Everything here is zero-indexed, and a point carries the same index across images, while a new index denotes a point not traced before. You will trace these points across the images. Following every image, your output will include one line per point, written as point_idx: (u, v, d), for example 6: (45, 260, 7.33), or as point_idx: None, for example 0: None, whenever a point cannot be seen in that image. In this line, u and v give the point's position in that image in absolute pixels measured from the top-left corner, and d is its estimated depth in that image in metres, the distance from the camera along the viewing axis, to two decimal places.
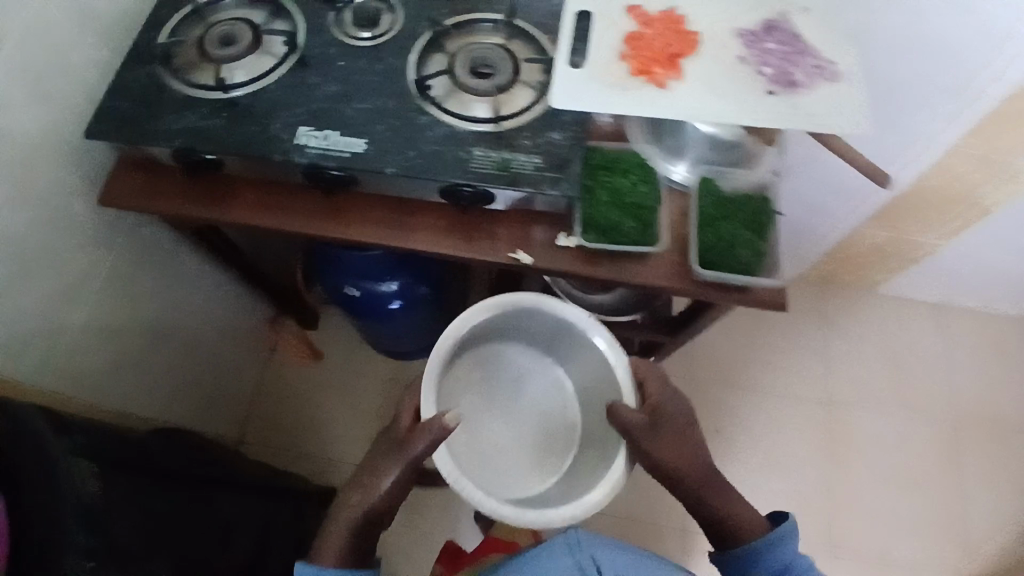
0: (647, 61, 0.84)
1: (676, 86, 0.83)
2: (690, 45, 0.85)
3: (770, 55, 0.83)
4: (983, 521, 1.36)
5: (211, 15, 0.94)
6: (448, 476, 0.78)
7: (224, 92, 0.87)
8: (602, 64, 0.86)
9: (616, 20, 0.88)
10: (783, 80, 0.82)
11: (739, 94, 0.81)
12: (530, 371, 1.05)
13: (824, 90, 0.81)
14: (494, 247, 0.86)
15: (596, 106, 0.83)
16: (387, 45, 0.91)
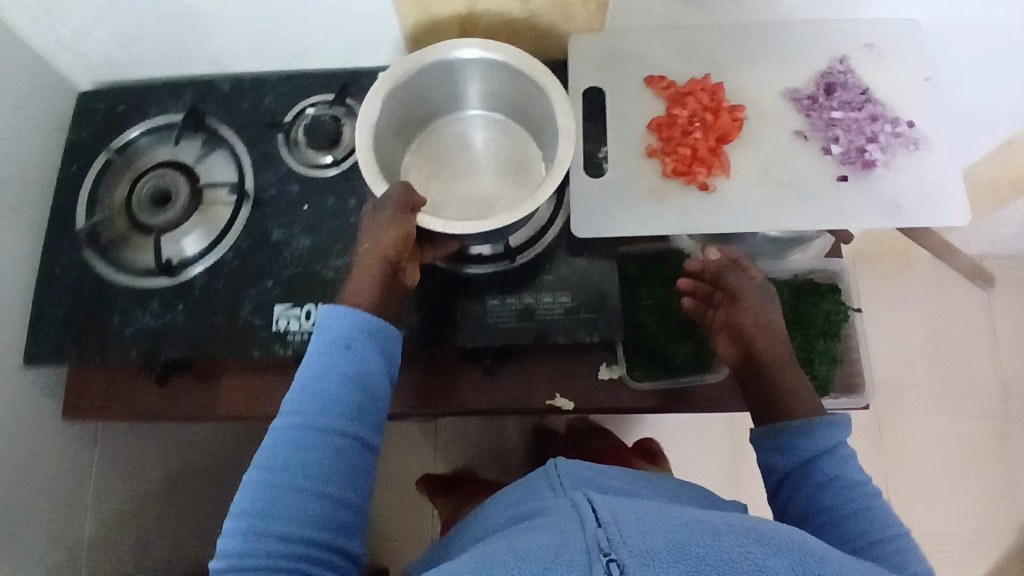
0: (683, 156, 0.69)
1: (724, 187, 0.68)
2: (733, 126, 0.68)
3: (835, 126, 0.68)
4: None
5: (134, 164, 0.77)
6: (440, 228, 0.63)
7: (176, 273, 0.72)
8: (625, 166, 0.71)
9: (636, 100, 0.72)
10: (856, 158, 0.67)
11: (802, 187, 0.67)
12: (470, 129, 0.82)
13: (908, 166, 0.67)
14: (530, 398, 0.73)
15: (631, 227, 0.69)
16: (357, 169, 0.75)
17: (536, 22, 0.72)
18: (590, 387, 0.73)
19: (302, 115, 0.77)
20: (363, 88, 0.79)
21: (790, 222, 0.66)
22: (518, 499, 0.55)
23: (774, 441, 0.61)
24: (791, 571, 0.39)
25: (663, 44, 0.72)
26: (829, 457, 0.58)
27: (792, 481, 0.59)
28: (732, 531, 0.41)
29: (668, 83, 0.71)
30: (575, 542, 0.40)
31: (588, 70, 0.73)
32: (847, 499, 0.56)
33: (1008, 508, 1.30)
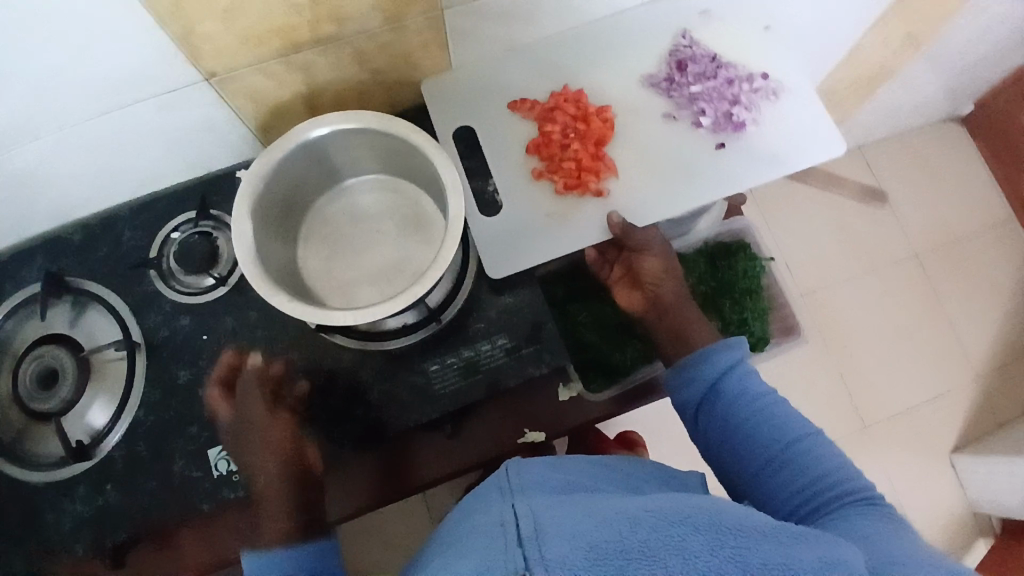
0: (573, 169, 0.72)
1: (617, 186, 0.72)
2: (608, 127, 0.72)
3: (699, 100, 0.74)
4: (977, 333, 1.35)
5: (3, 351, 0.70)
6: (353, 320, 0.57)
7: (90, 452, 0.66)
8: (522, 193, 0.73)
9: (508, 126, 0.74)
10: (725, 123, 0.73)
11: (690, 161, 0.72)
12: (350, 195, 0.72)
13: (771, 117, 0.74)
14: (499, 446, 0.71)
15: (550, 248, 0.71)
16: (245, 280, 0.70)
17: (383, 78, 0.71)
18: (553, 414, 0.72)
19: (168, 242, 0.72)
20: (225, 194, 0.74)
21: (690, 199, 0.71)
22: (467, 503, 0.54)
23: (681, 376, 0.65)
24: (708, 545, 0.42)
25: (512, 70, 0.75)
26: (730, 377, 0.63)
27: (705, 408, 0.63)
28: (653, 519, 0.44)
29: (533, 103, 0.74)
30: (497, 561, 0.42)
31: (450, 113, 0.74)
32: (752, 411, 0.61)
33: (960, 367, 1.33)
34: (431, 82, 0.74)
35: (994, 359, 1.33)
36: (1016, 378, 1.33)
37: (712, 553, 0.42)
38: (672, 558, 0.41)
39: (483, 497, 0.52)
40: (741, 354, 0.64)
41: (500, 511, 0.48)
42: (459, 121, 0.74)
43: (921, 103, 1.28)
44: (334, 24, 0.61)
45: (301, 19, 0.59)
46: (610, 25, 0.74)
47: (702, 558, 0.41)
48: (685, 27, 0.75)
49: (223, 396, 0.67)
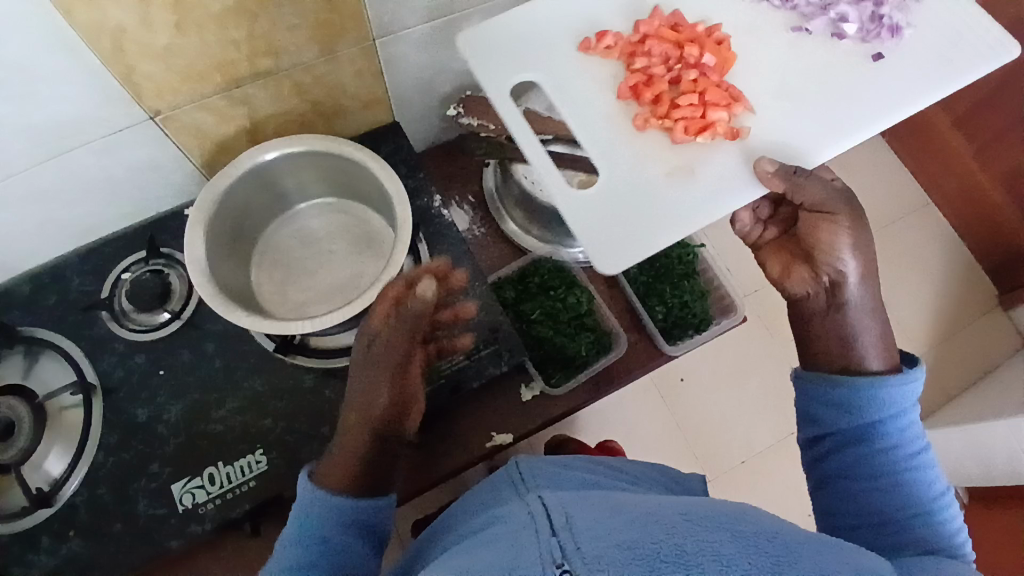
0: (694, 104, 0.65)
1: (750, 120, 0.66)
2: (727, 54, 0.67)
3: (835, 6, 0.69)
4: (911, 311, 1.43)
5: None
6: (313, 327, 0.59)
7: (50, 501, 0.65)
8: (625, 143, 0.66)
9: (591, 67, 0.69)
10: (877, 29, 0.68)
11: (828, 79, 0.67)
12: (299, 220, 0.75)
13: (919, 21, 0.69)
14: (470, 452, 0.74)
15: (666, 215, 0.63)
16: (199, 312, 0.71)
17: (322, 108, 0.75)
18: (517, 412, 0.75)
19: (118, 283, 0.73)
20: (174, 232, 0.76)
21: (841, 124, 0.65)
22: (482, 501, 0.57)
23: (824, 393, 0.54)
24: (746, 552, 0.40)
25: (561, 9, 0.70)
26: (888, 423, 0.52)
27: (835, 441, 0.53)
28: (690, 519, 0.43)
29: (612, 36, 0.68)
30: (532, 550, 0.41)
31: (515, 64, 0.68)
32: (899, 465, 0.51)
33: (901, 345, 1.40)
34: (479, 30, 0.69)
35: (932, 335, 1.41)
36: (955, 348, 1.41)
37: (750, 559, 0.40)
38: (707, 560, 0.39)
39: (499, 497, 0.55)
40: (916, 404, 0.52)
41: (525, 504, 0.47)
42: (533, 72, 0.68)
43: None
44: (271, 58, 0.65)
45: (240, 54, 0.62)
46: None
47: (740, 563, 0.39)
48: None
49: (387, 313, 0.54)
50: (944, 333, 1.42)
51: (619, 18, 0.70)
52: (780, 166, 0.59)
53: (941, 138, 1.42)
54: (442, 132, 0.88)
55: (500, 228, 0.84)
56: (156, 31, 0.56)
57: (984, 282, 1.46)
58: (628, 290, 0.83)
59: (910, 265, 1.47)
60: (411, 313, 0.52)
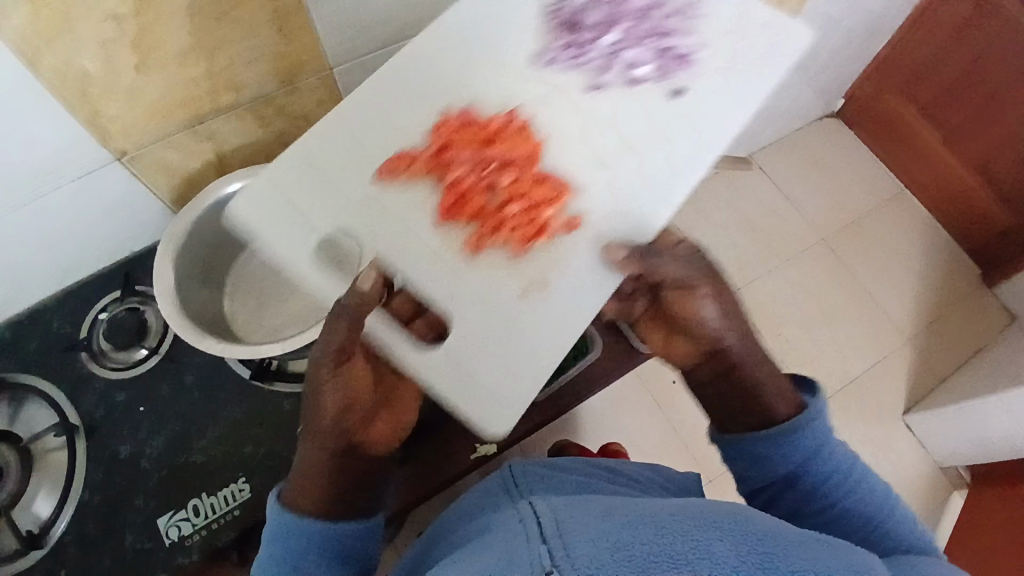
0: (520, 211, 0.55)
1: (584, 207, 0.55)
2: (522, 142, 0.56)
3: (620, 52, 0.58)
4: (894, 297, 1.44)
5: None
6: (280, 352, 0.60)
7: (37, 544, 0.65)
8: (461, 277, 0.55)
9: (393, 197, 0.57)
10: (665, 65, 0.57)
11: (669, 141, 0.56)
12: None
13: (710, 35, 0.58)
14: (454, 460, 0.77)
15: (529, 334, 0.55)
16: (177, 346, 0.73)
17: (286, 137, 0.77)
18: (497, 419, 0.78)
19: (95, 323, 0.74)
20: (148, 269, 0.78)
21: (672, 196, 0.55)
22: (476, 511, 0.58)
23: (741, 453, 0.54)
24: (735, 551, 0.40)
25: (343, 138, 0.58)
26: (810, 465, 0.52)
27: (775, 491, 0.54)
28: (679, 520, 0.43)
29: (412, 153, 0.56)
30: (523, 558, 0.42)
31: (287, 226, 0.57)
32: (837, 497, 0.52)
33: (887, 332, 1.41)
34: (248, 191, 0.57)
35: (917, 320, 1.42)
36: (944, 330, 1.42)
37: (745, 559, 0.39)
38: (701, 560, 0.39)
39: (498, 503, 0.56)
40: (822, 431, 0.53)
41: (518, 511, 0.48)
42: (310, 218, 0.57)
43: (795, 103, 1.41)
44: (231, 93, 0.67)
45: (202, 92, 0.64)
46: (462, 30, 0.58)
47: (733, 562, 0.39)
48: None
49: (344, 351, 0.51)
50: (929, 317, 1.43)
51: (420, 114, 0.57)
52: (630, 251, 0.53)
53: (918, 134, 1.44)
54: None
55: None
56: (118, 76, 0.58)
57: (966, 263, 1.48)
58: None
59: (888, 252, 1.48)
60: (347, 315, 0.49)
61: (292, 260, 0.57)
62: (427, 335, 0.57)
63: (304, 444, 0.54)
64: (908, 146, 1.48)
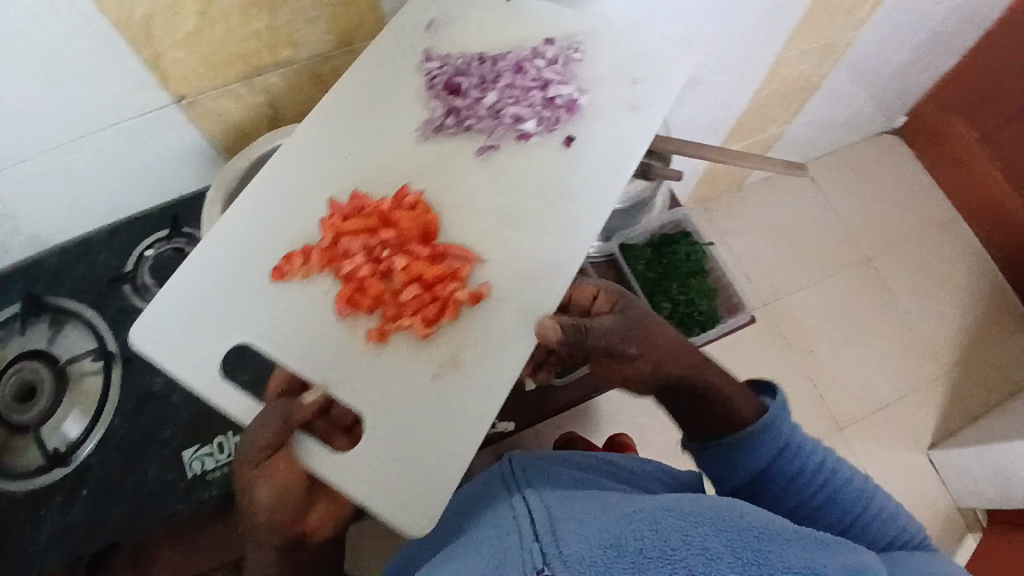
0: (420, 293, 0.61)
1: (479, 275, 0.63)
2: (426, 224, 0.64)
3: (503, 108, 0.68)
4: (932, 328, 1.40)
5: None
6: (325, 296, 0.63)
7: (66, 462, 0.68)
8: (361, 369, 0.61)
9: (296, 295, 0.63)
10: (553, 114, 0.68)
11: (521, 232, 0.64)
12: None
13: (586, 78, 0.69)
14: None
15: (467, 402, 0.59)
16: None
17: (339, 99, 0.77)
18: (517, 399, 0.78)
19: (142, 258, 0.76)
20: (196, 214, 0.80)
21: (574, 246, 0.63)
22: (477, 492, 0.57)
23: (719, 455, 0.61)
24: (729, 547, 0.43)
25: (257, 227, 0.65)
26: (782, 456, 0.59)
27: (751, 491, 0.60)
28: (675, 518, 0.45)
29: (301, 254, 0.63)
30: (514, 556, 0.44)
31: (203, 350, 0.61)
32: (815, 486, 0.59)
33: (920, 362, 1.37)
34: (142, 321, 0.61)
35: (954, 353, 1.38)
36: (981, 367, 1.37)
37: (737, 556, 0.42)
38: (694, 557, 0.42)
39: (489, 492, 0.56)
40: (789, 428, 0.60)
41: (512, 503, 0.50)
42: (234, 337, 0.62)
43: (851, 116, 1.37)
44: (289, 49, 0.68)
45: (261, 45, 0.65)
46: (323, 124, 0.68)
47: (725, 559, 0.42)
48: (428, 46, 0.70)
49: (263, 452, 0.53)
50: (967, 351, 1.38)
51: (313, 212, 0.66)
52: (558, 323, 0.55)
53: (975, 159, 1.39)
54: None
55: None
56: (182, 19, 0.59)
57: (1015, 301, 1.43)
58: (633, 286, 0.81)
59: (932, 280, 1.43)
60: (284, 410, 0.54)
61: (210, 382, 0.60)
62: (350, 439, 0.60)
63: (249, 546, 0.55)
64: (956, 163, 1.45)
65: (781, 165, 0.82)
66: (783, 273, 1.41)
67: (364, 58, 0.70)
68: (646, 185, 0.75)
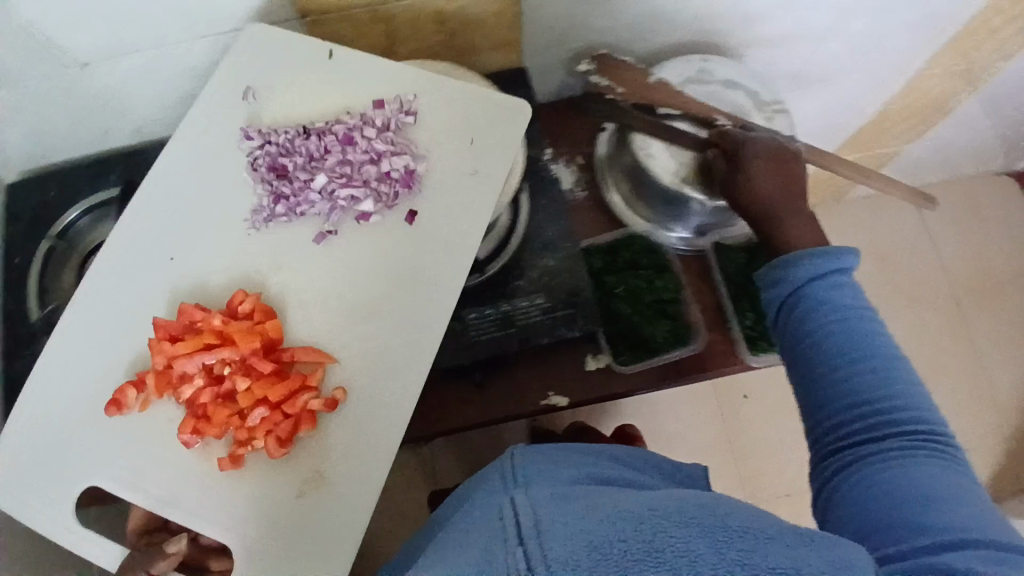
0: (270, 414, 0.56)
1: (337, 376, 0.59)
2: (229, 345, 0.57)
3: (335, 190, 0.62)
4: (1009, 388, 1.31)
5: (80, 244, 0.76)
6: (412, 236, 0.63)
7: None
8: (229, 497, 0.57)
9: (142, 423, 0.58)
10: (390, 190, 0.63)
11: (397, 342, 0.60)
12: None
13: (428, 143, 0.65)
14: (521, 403, 0.75)
15: (332, 519, 0.56)
16: None
17: (456, 42, 0.72)
18: (579, 380, 0.75)
19: None
20: None
21: (418, 343, 0.60)
22: (475, 498, 0.57)
23: (771, 275, 0.58)
24: (712, 547, 0.39)
25: (80, 356, 0.60)
26: (818, 281, 0.54)
27: (784, 311, 0.56)
28: (656, 517, 0.42)
29: (133, 389, 0.58)
30: (499, 563, 0.42)
31: (50, 494, 0.57)
32: (843, 320, 0.52)
33: (988, 421, 1.29)
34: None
35: None
36: None
37: (719, 556, 0.39)
38: (678, 559, 0.38)
39: (490, 492, 0.54)
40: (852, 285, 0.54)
41: (501, 503, 0.48)
42: (89, 479, 0.57)
43: (973, 149, 1.26)
44: None
45: None
46: (178, 184, 0.64)
47: (707, 561, 0.38)
48: (249, 123, 0.65)
49: None
50: None
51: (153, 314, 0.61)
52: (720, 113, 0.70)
53: None
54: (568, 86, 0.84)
55: (601, 197, 0.81)
56: None
57: None
58: (723, 289, 0.79)
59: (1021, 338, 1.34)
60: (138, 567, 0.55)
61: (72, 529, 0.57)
62: (224, 559, 0.59)
63: None
64: None
65: (906, 192, 0.76)
66: None
67: (189, 126, 0.65)
68: None
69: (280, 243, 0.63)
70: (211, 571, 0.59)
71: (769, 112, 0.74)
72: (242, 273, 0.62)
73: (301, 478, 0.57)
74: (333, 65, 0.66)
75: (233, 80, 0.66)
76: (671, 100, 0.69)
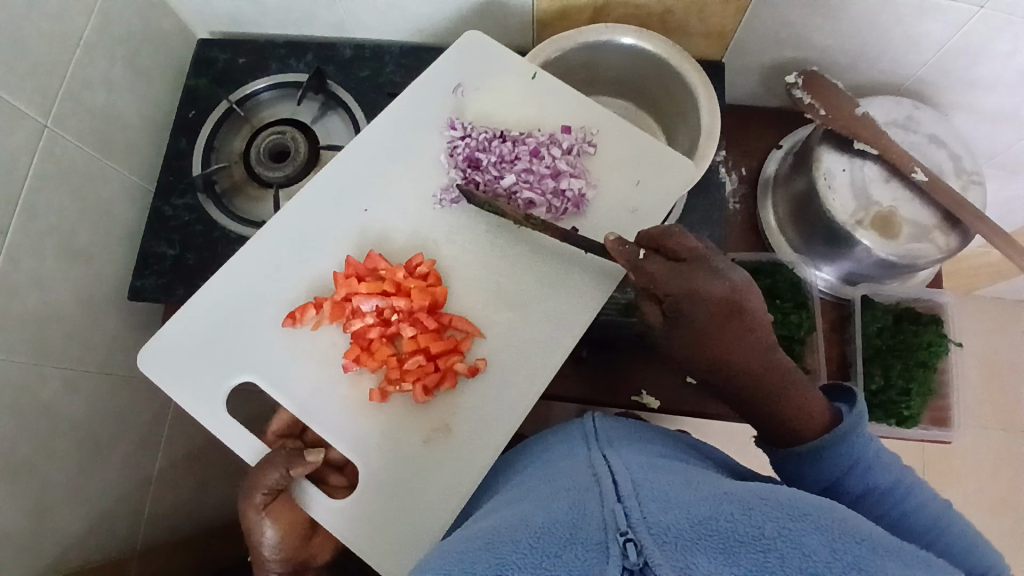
0: (423, 362, 0.61)
1: (482, 349, 0.63)
2: (422, 300, 0.62)
3: (518, 192, 0.65)
4: None
5: (255, 115, 0.80)
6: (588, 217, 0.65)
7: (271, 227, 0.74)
8: (366, 420, 0.62)
9: (308, 341, 0.64)
10: (563, 204, 0.65)
11: (539, 327, 0.63)
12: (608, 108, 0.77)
13: (602, 170, 0.66)
14: (614, 391, 0.75)
15: (449, 467, 0.61)
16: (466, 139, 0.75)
17: (669, 18, 0.70)
18: (676, 391, 0.74)
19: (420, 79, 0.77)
20: None
21: (559, 346, 0.63)
22: (550, 452, 0.54)
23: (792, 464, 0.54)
24: (829, 548, 0.34)
25: (265, 269, 0.65)
26: (851, 478, 0.50)
27: None
28: (766, 506, 0.37)
29: (315, 312, 0.63)
30: (591, 512, 0.38)
31: (209, 374, 0.64)
32: (888, 510, 0.48)
33: None
34: (154, 343, 0.64)
35: None
36: None
37: (836, 557, 0.33)
38: (789, 550, 0.33)
39: (571, 451, 0.52)
40: (877, 444, 0.51)
41: (593, 466, 0.45)
42: (243, 371, 0.64)
43: None
44: None
45: None
46: (384, 143, 0.68)
47: (824, 559, 0.33)
48: (454, 114, 0.69)
49: (269, 495, 0.60)
50: None
51: (339, 250, 0.66)
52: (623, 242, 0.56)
53: None
54: (756, 95, 0.81)
55: (755, 215, 0.79)
56: None
57: None
58: (856, 344, 0.75)
59: None
60: (283, 459, 0.59)
61: (216, 410, 0.63)
62: (344, 476, 0.65)
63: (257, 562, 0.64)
64: None
65: None
66: (973, 405, 1.23)
67: (402, 100, 0.69)
68: (928, 257, 0.68)
69: (456, 221, 0.66)
70: (329, 487, 0.64)
71: (965, 181, 0.69)
72: (416, 232, 0.66)
73: (432, 424, 0.62)
74: (534, 87, 0.68)
75: (447, 76, 0.69)
76: (872, 137, 0.68)
